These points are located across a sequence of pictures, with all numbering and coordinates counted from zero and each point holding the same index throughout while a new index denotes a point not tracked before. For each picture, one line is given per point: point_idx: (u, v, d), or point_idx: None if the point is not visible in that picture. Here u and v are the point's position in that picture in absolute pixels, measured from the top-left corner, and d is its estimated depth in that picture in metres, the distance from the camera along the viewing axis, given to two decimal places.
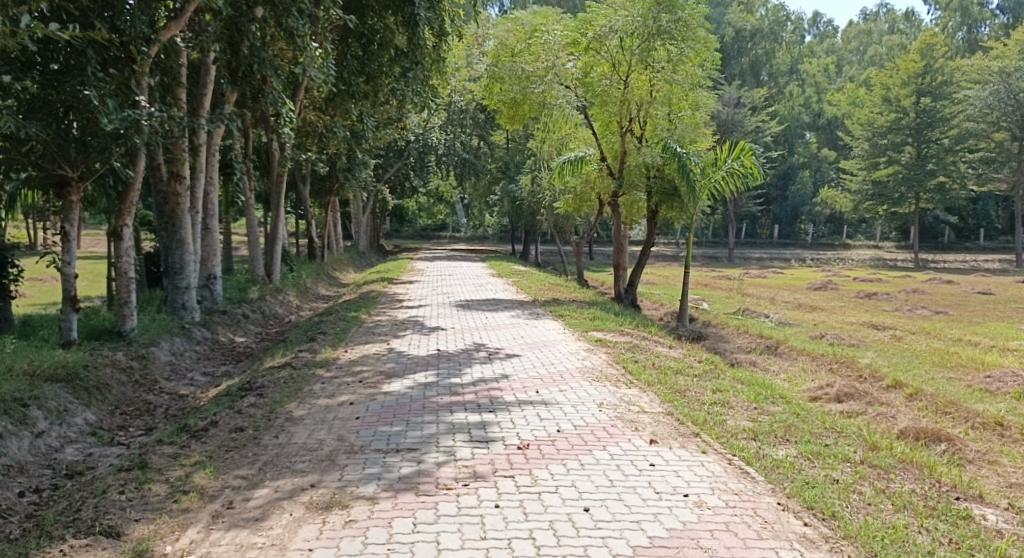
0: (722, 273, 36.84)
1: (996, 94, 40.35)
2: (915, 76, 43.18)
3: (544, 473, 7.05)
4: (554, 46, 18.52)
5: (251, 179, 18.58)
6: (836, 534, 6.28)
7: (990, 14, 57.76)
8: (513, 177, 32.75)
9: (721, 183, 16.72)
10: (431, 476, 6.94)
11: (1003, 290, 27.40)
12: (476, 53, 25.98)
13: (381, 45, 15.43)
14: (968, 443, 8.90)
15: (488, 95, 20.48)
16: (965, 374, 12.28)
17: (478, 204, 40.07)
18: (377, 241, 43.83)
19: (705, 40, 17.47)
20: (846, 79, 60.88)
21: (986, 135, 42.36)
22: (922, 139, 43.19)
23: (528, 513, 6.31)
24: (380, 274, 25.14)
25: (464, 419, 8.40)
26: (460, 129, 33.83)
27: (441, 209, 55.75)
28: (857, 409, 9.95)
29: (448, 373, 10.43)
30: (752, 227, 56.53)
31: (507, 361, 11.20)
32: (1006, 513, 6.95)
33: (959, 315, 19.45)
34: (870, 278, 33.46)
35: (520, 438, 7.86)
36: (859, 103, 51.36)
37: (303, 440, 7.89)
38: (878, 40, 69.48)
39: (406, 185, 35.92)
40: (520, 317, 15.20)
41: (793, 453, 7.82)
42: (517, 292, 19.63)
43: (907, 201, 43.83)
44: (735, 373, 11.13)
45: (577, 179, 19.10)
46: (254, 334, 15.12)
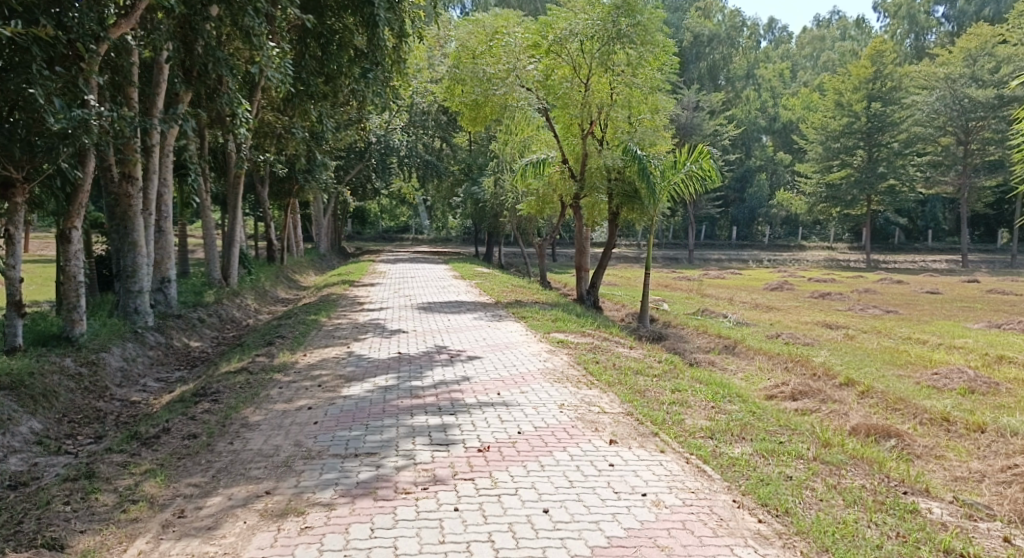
0: (681, 274, 37.39)
1: (943, 100, 41.66)
2: (865, 81, 43.70)
3: (504, 475, 7.17)
4: (514, 49, 18.48)
5: (205, 180, 18.58)
6: (789, 530, 6.49)
7: (937, 21, 58.92)
8: (476, 178, 32.68)
9: (680, 186, 17.04)
10: (390, 481, 7.02)
11: (950, 290, 28.11)
12: (438, 53, 26.11)
13: (340, 45, 15.44)
14: (917, 439, 9.19)
15: (449, 97, 20.29)
16: (914, 371, 12.57)
17: (440, 206, 40.02)
18: (335, 243, 43.59)
19: (664, 44, 17.71)
20: (800, 85, 61.71)
21: (932, 140, 43.72)
22: (874, 143, 43.92)
23: (487, 516, 6.43)
24: (338, 279, 24.70)
25: (424, 422, 8.48)
26: (422, 131, 34.01)
27: (403, 211, 55.60)
28: (811, 407, 10.25)
29: (409, 376, 10.49)
30: (711, 228, 57.15)
31: (468, 363, 11.29)
32: (951, 506, 7.24)
33: (908, 314, 19.86)
34: (823, 278, 34.15)
35: (481, 440, 7.96)
36: (813, 108, 52.25)
37: (258, 446, 7.91)
38: (831, 46, 70.56)
39: (368, 188, 35.83)
40: (483, 319, 15.28)
41: (748, 450, 8.04)
42: (480, 294, 19.62)
43: (859, 204, 44.60)
44: (693, 373, 11.33)
45: (539, 182, 19.04)
46: (210, 338, 15.11)
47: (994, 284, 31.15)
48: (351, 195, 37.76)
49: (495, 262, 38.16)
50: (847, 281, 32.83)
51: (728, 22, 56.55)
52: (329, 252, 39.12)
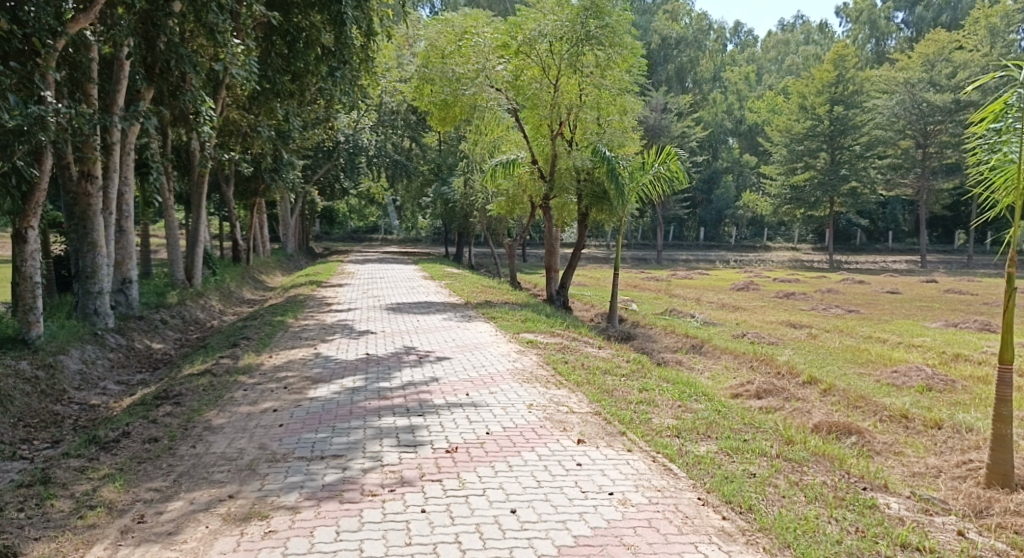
0: (649, 274, 37.69)
1: (902, 104, 43.23)
2: (828, 85, 44.16)
3: (472, 476, 7.26)
4: (484, 49, 18.45)
5: (167, 179, 18.53)
6: (752, 527, 6.65)
7: (896, 28, 58.87)
8: (445, 179, 32.60)
9: (648, 187, 17.22)
10: (356, 483, 7.08)
11: (910, 290, 28.66)
12: (407, 51, 26.15)
13: (307, 44, 15.22)
14: (877, 436, 9.41)
15: (418, 96, 20.08)
16: (874, 369, 12.85)
17: (409, 207, 39.98)
18: (303, 244, 43.36)
19: (631, 46, 17.97)
20: (765, 88, 62.38)
21: (893, 143, 44.73)
22: (836, 146, 44.46)
23: (454, 517, 6.52)
24: (306, 279, 24.83)
25: (392, 423, 8.55)
26: (391, 131, 34.13)
27: (372, 211, 55.42)
28: (775, 405, 10.45)
29: (377, 377, 10.54)
30: (679, 229, 57.79)
31: (437, 364, 11.35)
32: (908, 501, 7.44)
33: (869, 314, 20.23)
34: (788, 278, 34.82)
35: (449, 441, 8.05)
36: (778, 111, 52.87)
37: (221, 449, 7.94)
38: (794, 50, 71.45)
39: (336, 188, 35.69)
40: (453, 319, 15.33)
41: (713, 448, 8.20)
42: (449, 295, 19.66)
43: (822, 205, 45.20)
44: (661, 373, 11.47)
45: (508, 181, 19.19)
46: (173, 340, 15.04)
47: (953, 284, 31.76)
48: (319, 195, 37.57)
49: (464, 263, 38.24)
50: (811, 281, 33.30)
51: (695, 26, 56.38)
52: (297, 252, 38.91)
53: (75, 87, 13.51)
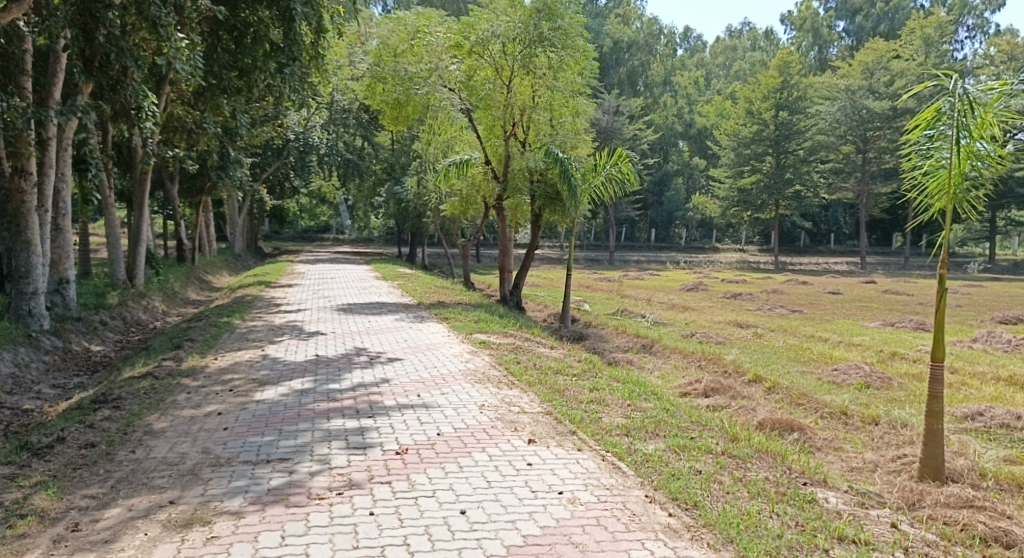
0: (602, 274, 38.06)
1: (844, 110, 43.88)
2: (774, 90, 45.11)
3: (422, 477, 7.37)
4: (437, 49, 18.54)
5: (107, 176, 18.22)
6: (697, 523, 6.86)
7: (838, 36, 59.77)
8: (399, 178, 32.44)
9: (600, 189, 17.59)
10: (303, 487, 7.15)
11: (851, 290, 29.42)
12: (360, 49, 26.14)
13: (255, 39, 15.01)
14: (818, 432, 9.73)
15: (370, 96, 20.33)
16: (816, 367, 13.24)
17: (361, 206, 39.83)
18: (251, 243, 42.90)
19: (583, 48, 18.16)
20: (714, 93, 63.30)
21: (834, 149, 45.89)
22: (782, 150, 45.19)
23: (403, 519, 6.62)
24: (253, 279, 24.81)
25: (341, 426, 8.62)
26: (343, 129, 33.78)
27: (323, 210, 54.99)
28: (721, 403, 10.74)
29: (326, 379, 10.60)
30: (631, 230, 58.38)
31: (388, 365, 11.43)
32: (846, 495, 7.73)
33: (812, 313, 20.76)
34: (735, 278, 35.70)
35: (399, 443, 8.15)
36: (727, 115, 53.70)
37: (162, 454, 7.94)
38: (742, 56, 72.59)
39: (286, 186, 35.40)
40: (405, 320, 15.40)
41: (661, 446, 8.42)
42: (401, 295, 19.73)
43: (768, 208, 46.07)
44: (612, 372, 11.69)
45: (462, 182, 19.10)
46: (113, 342, 14.89)
47: (891, 285, 32.67)
48: (268, 194, 37.22)
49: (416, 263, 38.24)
50: (758, 282, 33.98)
51: (646, 30, 57.17)
52: (245, 253, 38.48)
53: (8, 80, 13.28)
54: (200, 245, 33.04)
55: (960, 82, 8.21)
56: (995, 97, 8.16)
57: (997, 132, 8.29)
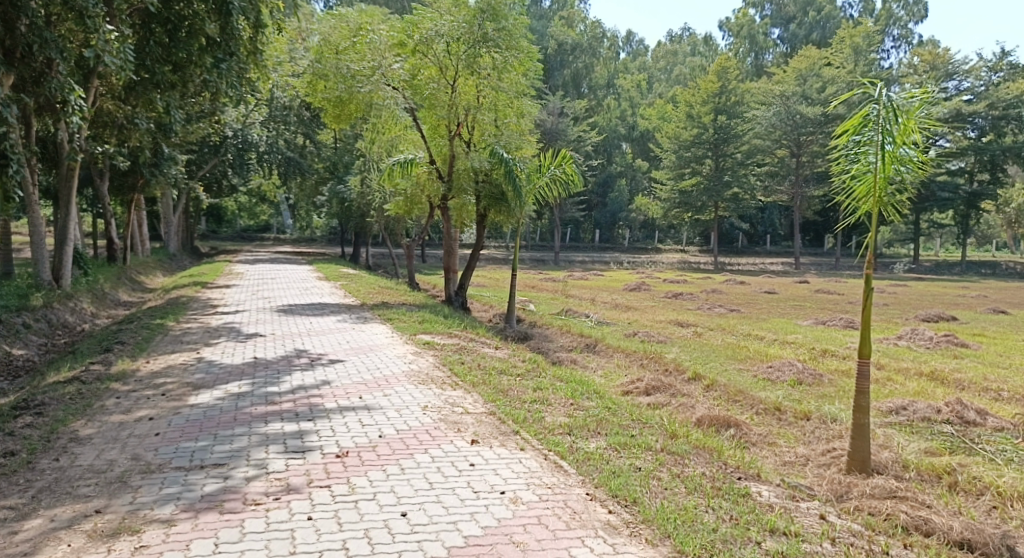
0: (547, 275, 38.32)
1: (778, 116, 44.53)
2: (712, 95, 45.35)
3: (362, 480, 7.47)
4: (379, 47, 18.65)
5: (31, 172, 17.83)
6: (636, 519, 7.08)
7: (773, 43, 60.49)
8: (342, 177, 32.19)
9: (544, 189, 17.82)
10: (238, 493, 7.19)
11: (786, 290, 30.17)
12: (301, 45, 25.93)
13: (189, 33, 14.47)
14: (753, 427, 10.05)
15: (311, 93, 19.77)
16: (752, 364, 13.64)
17: (302, 205, 39.47)
18: (188, 243, 42.15)
19: (527, 50, 18.34)
20: (656, 96, 64.04)
21: (770, 151, 46.55)
22: (720, 154, 46.32)
23: (342, 523, 6.72)
24: (190, 279, 24.61)
25: (279, 429, 8.66)
26: (283, 126, 33.36)
27: (262, 209, 54.20)
28: (662, 401, 11.01)
29: (264, 382, 10.60)
30: (575, 231, 58.77)
31: (329, 367, 11.45)
32: (778, 488, 8.02)
33: (749, 312, 21.29)
34: (676, 278, 36.38)
35: (339, 446, 8.22)
36: (668, 118, 54.50)
37: (88, 462, 7.90)
38: (683, 61, 73.61)
39: (223, 184, 34.92)
40: (346, 321, 15.42)
41: (602, 444, 8.63)
42: (344, 295, 19.72)
43: (708, 210, 46.92)
44: (555, 372, 11.89)
45: (406, 181, 19.26)
46: (36, 346, 14.60)
47: (824, 285, 33.57)
48: (205, 193, 36.63)
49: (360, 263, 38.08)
50: (698, 282, 34.64)
51: (589, 33, 56.23)
52: (180, 252, 37.81)
53: None
54: (133, 245, 32.40)
55: (884, 90, 8.56)
56: (916, 105, 8.48)
57: (920, 139, 8.62)
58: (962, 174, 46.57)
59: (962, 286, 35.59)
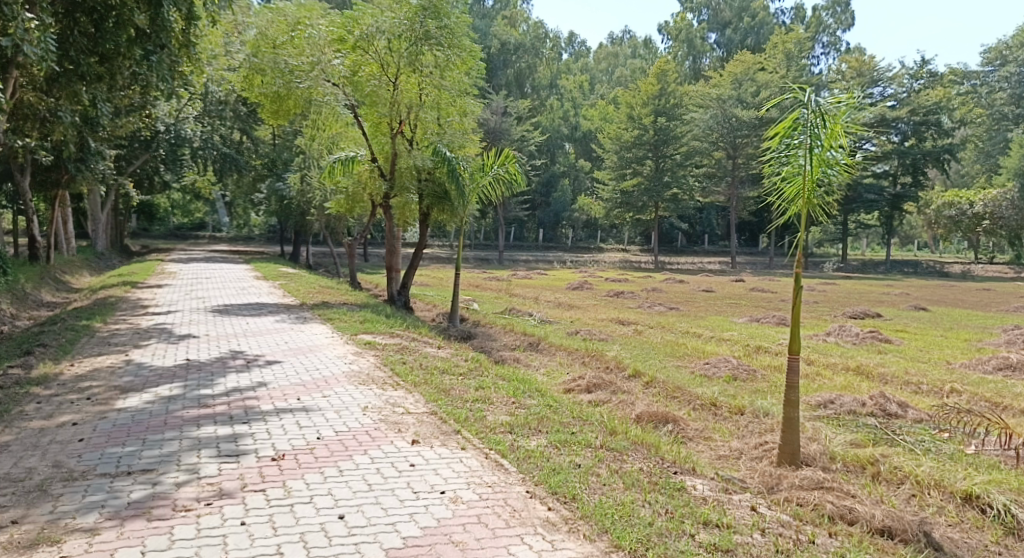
0: (491, 274, 38.45)
1: (715, 118, 45.94)
2: (653, 97, 46.23)
3: (298, 483, 7.51)
4: (318, 42, 18.58)
5: None
6: (574, 515, 7.25)
7: (710, 47, 61.12)
8: (280, 175, 31.87)
9: (488, 188, 17.93)
10: (167, 499, 7.18)
11: (723, 289, 30.77)
12: (237, 39, 25.63)
13: (117, 24, 13.60)
14: (690, 423, 10.29)
15: (248, 88, 20.09)
16: (689, 361, 13.96)
17: (240, 202, 38.93)
18: (117, 242, 41.17)
19: (470, 48, 18.40)
20: (598, 97, 64.62)
21: (707, 154, 47.50)
22: (660, 155, 46.87)
23: (277, 527, 6.76)
24: (119, 279, 24.07)
25: (212, 433, 8.64)
26: (218, 121, 32.63)
27: (196, 206, 53.17)
28: (603, 398, 11.22)
29: (197, 384, 10.53)
30: (519, 230, 58.90)
31: (265, 369, 11.42)
32: (712, 481, 8.25)
33: (688, 311, 21.71)
34: (618, 277, 36.77)
35: (275, 449, 8.24)
36: (610, 119, 55.04)
37: (7, 470, 7.79)
38: (623, 63, 74.36)
39: (155, 180, 34.10)
40: (284, 321, 15.35)
41: (544, 442, 8.80)
42: (281, 295, 19.58)
43: (648, 210, 47.63)
44: (497, 370, 12.05)
45: (348, 179, 19.16)
46: None
47: (758, 283, 34.34)
48: (135, 189, 35.63)
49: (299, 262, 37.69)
50: (638, 280, 35.15)
51: (532, 33, 57.02)
52: (110, 251, 36.92)
53: None
54: (56, 243, 31.58)
55: (813, 96, 8.84)
56: (842, 110, 8.85)
57: (846, 143, 8.99)
58: (886, 177, 47.66)
59: (887, 285, 36.78)
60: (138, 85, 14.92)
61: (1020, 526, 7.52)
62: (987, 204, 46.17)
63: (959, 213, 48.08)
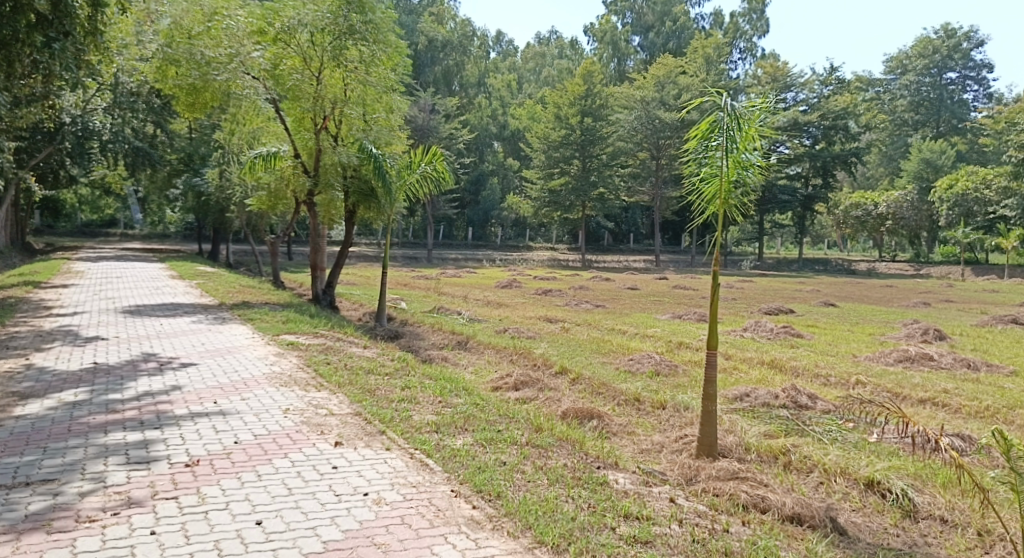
0: (419, 272, 38.28)
1: (640, 119, 46.30)
2: (579, 98, 46.74)
3: (213, 490, 7.37)
4: (237, 34, 17.96)
5: None
6: (499, 513, 7.27)
7: (634, 50, 61.79)
8: (198, 170, 31.12)
9: (415, 185, 17.74)
10: (71, 509, 6.97)
11: (647, 286, 31.26)
12: (150, 30, 24.88)
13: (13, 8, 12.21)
14: (614, 418, 10.41)
15: (160, 80, 18.95)
16: (614, 357, 14.14)
17: (156, 199, 37.83)
18: (22, 239, 39.52)
19: (396, 44, 18.33)
20: (526, 96, 64.82)
21: (631, 154, 48.48)
22: (587, 154, 47.56)
23: (189, 536, 6.64)
24: (21, 278, 23.11)
25: (121, 439, 8.41)
26: (130, 114, 29.98)
27: (110, 203, 51.46)
28: (529, 396, 11.28)
29: (106, 389, 10.23)
30: (448, 228, 58.60)
31: (180, 372, 11.15)
32: (633, 475, 8.37)
33: (614, 308, 21.98)
34: (545, 276, 36.95)
35: (189, 454, 8.07)
36: (539, 118, 55.25)
37: None
38: (551, 63, 74.72)
39: (60, 175, 32.27)
40: (202, 322, 15.03)
41: (469, 440, 8.80)
42: (198, 295, 19.17)
43: (576, 209, 48.09)
44: (424, 369, 12.01)
45: (271, 175, 18.99)
46: None
47: (681, 281, 35.00)
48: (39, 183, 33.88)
49: (220, 261, 36.88)
50: (566, 279, 35.44)
51: (460, 31, 56.78)
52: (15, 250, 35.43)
53: None
54: None
55: (729, 99, 9.05)
56: (755, 114, 9.09)
57: (760, 145, 9.23)
58: (798, 179, 48.75)
59: (800, 282, 37.91)
60: (40, 73, 13.55)
61: (916, 509, 7.84)
62: (890, 205, 48.18)
63: (865, 213, 49.88)
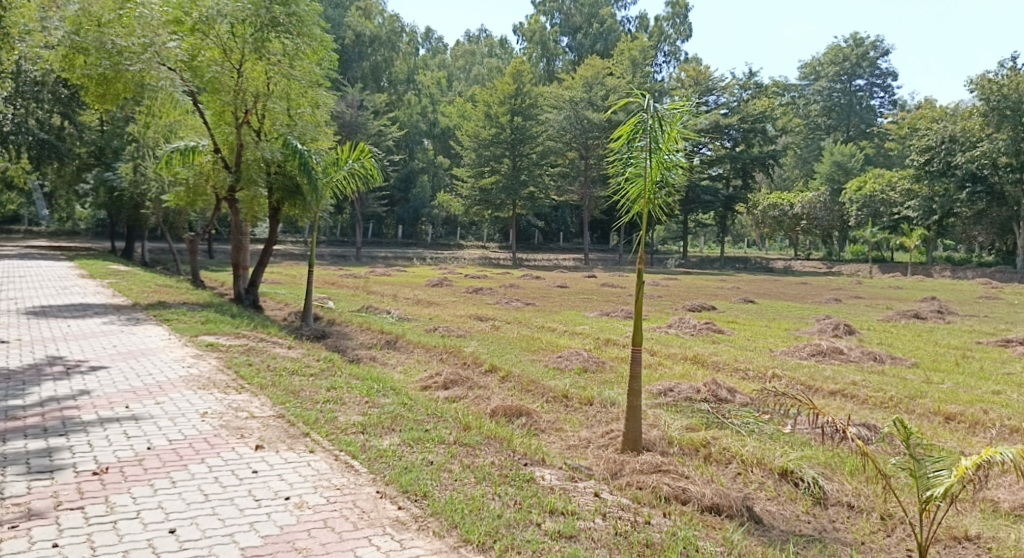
0: (347, 271, 37.72)
1: (569, 119, 47.26)
2: (508, 97, 46.69)
3: (123, 498, 7.06)
4: (151, 23, 17.06)
5: None
6: (425, 512, 7.12)
7: (562, 50, 62.02)
8: (109, 164, 29.99)
9: (342, 182, 17.41)
10: None
11: (576, 284, 31.37)
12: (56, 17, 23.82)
13: None
14: (542, 415, 10.34)
15: (67, 68, 17.95)
16: (543, 355, 14.09)
17: (67, 195, 36.35)
18: None
19: (320, 38, 18.07)
20: (455, 94, 64.49)
21: (561, 153, 49.14)
22: (517, 153, 47.11)
23: (95, 548, 6.36)
24: None
25: (23, 448, 8.00)
26: (34, 104, 29.16)
27: (16, 199, 49.17)
28: (459, 394, 11.14)
29: (7, 395, 9.74)
30: (378, 226, 57.65)
31: (90, 375, 10.69)
32: (560, 471, 8.30)
33: (543, 306, 21.98)
34: (477, 274, 36.80)
35: (98, 462, 7.72)
36: (469, 116, 55.00)
37: None
38: (480, 61, 74.18)
39: None
40: (115, 323, 14.49)
41: (396, 440, 8.63)
42: (111, 295, 18.54)
43: (506, 208, 48.04)
44: (351, 369, 11.77)
45: (188, 170, 18.49)
46: None
47: (609, 279, 35.25)
48: None
49: (136, 260, 35.66)
50: (497, 277, 35.38)
51: (387, 26, 55.94)
52: None
53: None
54: None
55: (652, 102, 9.06)
56: (677, 116, 9.13)
57: (682, 147, 9.28)
58: (719, 180, 49.50)
59: (722, 279, 38.66)
60: None
61: (825, 496, 7.97)
62: (804, 205, 49.55)
63: (782, 213, 51.04)
